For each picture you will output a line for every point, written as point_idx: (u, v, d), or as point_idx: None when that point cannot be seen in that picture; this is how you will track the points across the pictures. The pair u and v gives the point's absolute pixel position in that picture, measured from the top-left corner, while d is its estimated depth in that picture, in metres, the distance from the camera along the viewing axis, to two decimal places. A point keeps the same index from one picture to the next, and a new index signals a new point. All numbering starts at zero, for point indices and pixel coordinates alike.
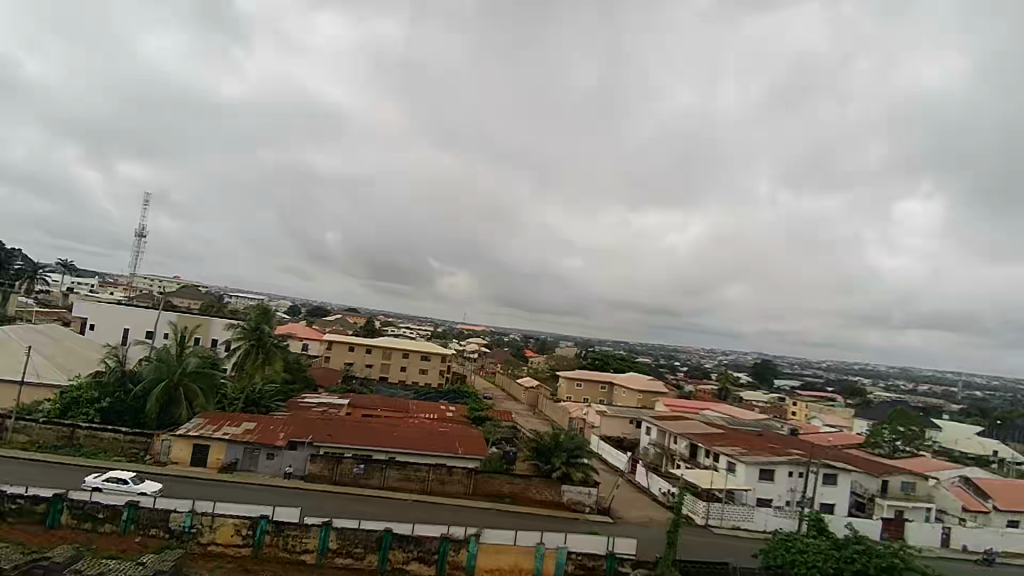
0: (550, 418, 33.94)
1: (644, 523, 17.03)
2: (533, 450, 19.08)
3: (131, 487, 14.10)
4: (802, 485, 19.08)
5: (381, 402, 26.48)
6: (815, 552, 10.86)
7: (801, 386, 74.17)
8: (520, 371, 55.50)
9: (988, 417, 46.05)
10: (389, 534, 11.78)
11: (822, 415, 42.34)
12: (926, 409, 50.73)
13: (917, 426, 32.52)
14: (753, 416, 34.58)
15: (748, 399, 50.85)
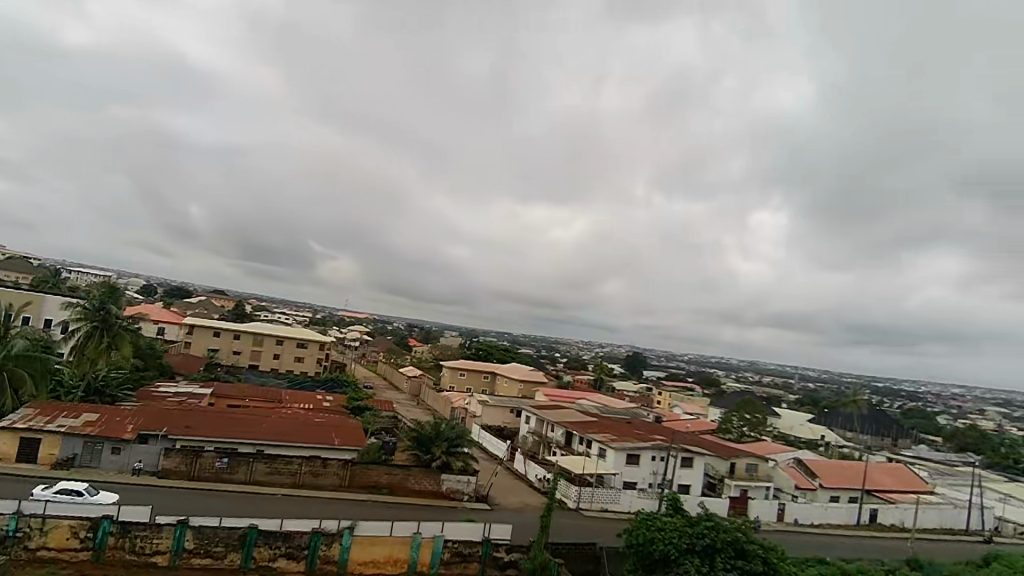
0: (432, 407, 33.79)
1: (519, 509, 17.53)
2: (413, 440, 18.87)
3: (86, 498, 12.66)
4: (663, 468, 20.69)
5: (249, 392, 24.84)
6: (671, 529, 10.78)
7: (667, 377, 80.06)
8: (403, 360, 54.64)
9: (818, 404, 52.60)
10: (254, 531, 11.11)
11: (684, 404, 46.05)
12: (769, 399, 56.89)
13: (761, 414, 36.37)
14: (624, 405, 36.77)
15: (620, 389, 53.99)
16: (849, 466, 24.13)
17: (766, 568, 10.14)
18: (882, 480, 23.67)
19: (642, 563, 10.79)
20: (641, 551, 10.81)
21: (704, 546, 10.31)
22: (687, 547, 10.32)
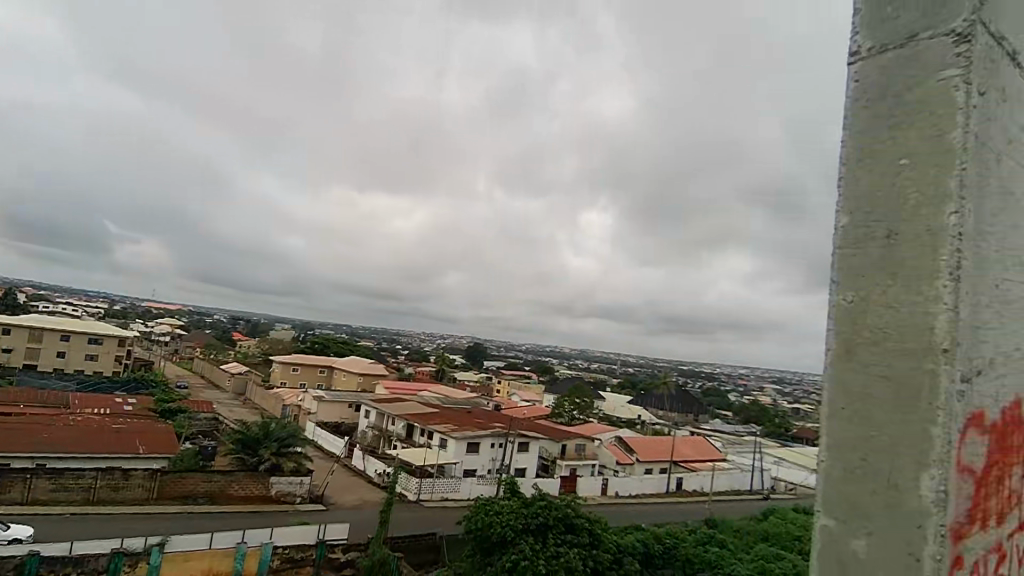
0: (260, 406, 31.33)
1: (357, 506, 16.98)
2: (236, 442, 17.34)
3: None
4: (501, 454, 21.40)
5: (24, 398, 20.87)
6: (508, 512, 11.22)
7: (505, 366, 83.15)
8: (226, 355, 49.88)
9: (636, 387, 58.32)
10: (36, 558, 9.41)
11: (520, 391, 48.14)
12: (596, 384, 61.80)
13: (588, 398, 39.32)
14: (464, 395, 37.46)
15: (460, 380, 54.87)
16: (661, 441, 27.11)
17: (592, 539, 10.99)
18: (686, 453, 26.96)
19: (480, 548, 11.03)
20: (480, 536, 11.04)
21: (538, 524, 10.89)
22: (523, 527, 10.79)
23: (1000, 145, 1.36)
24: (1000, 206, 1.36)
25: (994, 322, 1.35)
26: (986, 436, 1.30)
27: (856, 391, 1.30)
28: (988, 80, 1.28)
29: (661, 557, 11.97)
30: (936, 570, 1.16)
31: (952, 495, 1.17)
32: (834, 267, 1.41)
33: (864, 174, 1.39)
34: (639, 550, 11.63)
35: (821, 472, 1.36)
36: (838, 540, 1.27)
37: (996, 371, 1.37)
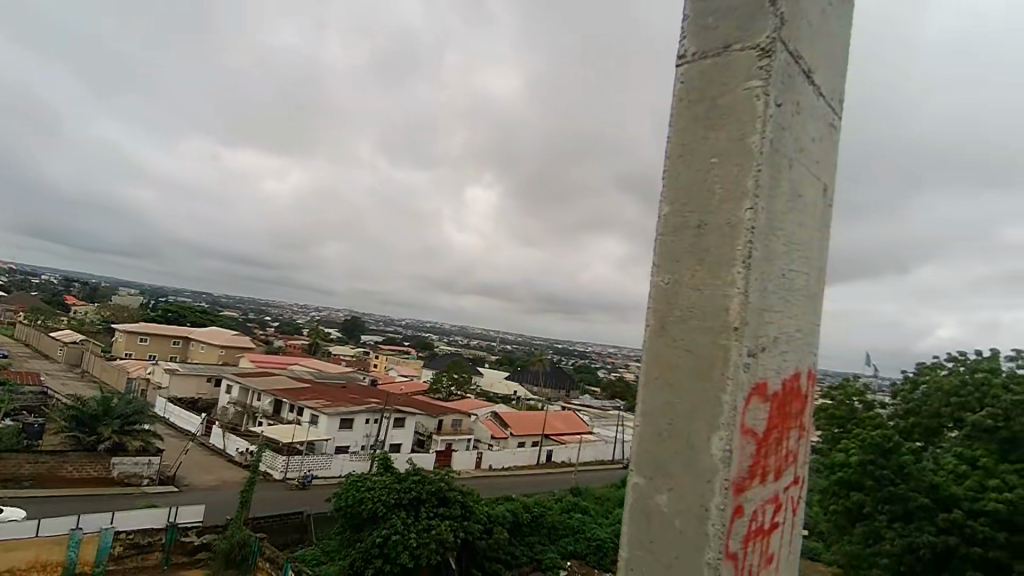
0: (100, 379, 28.08)
1: (215, 486, 15.92)
2: (69, 420, 15.37)
3: None
4: (376, 430, 21.10)
5: None
6: (380, 487, 11.13)
7: (384, 341, 81.61)
8: (58, 321, 43.93)
9: (513, 363, 60.09)
10: None
11: (398, 367, 47.57)
12: (474, 360, 62.69)
13: (466, 373, 39.84)
14: (339, 369, 36.34)
15: (335, 354, 53.00)
16: (533, 416, 28.14)
17: (464, 511, 11.20)
18: (557, 427, 28.26)
19: (349, 524, 10.82)
20: (350, 512, 10.82)
21: (411, 498, 10.91)
22: (395, 502, 10.73)
23: (792, 148, 1.66)
24: (788, 203, 1.67)
25: (780, 304, 1.67)
26: (767, 403, 1.61)
27: (666, 365, 1.59)
28: (782, 93, 1.58)
29: (530, 525, 12.51)
30: (717, 517, 1.45)
31: (734, 453, 1.46)
32: (656, 250, 1.69)
33: (686, 170, 1.66)
34: (508, 519, 12.03)
35: (637, 432, 1.64)
36: (646, 496, 1.58)
37: (780, 348, 1.68)
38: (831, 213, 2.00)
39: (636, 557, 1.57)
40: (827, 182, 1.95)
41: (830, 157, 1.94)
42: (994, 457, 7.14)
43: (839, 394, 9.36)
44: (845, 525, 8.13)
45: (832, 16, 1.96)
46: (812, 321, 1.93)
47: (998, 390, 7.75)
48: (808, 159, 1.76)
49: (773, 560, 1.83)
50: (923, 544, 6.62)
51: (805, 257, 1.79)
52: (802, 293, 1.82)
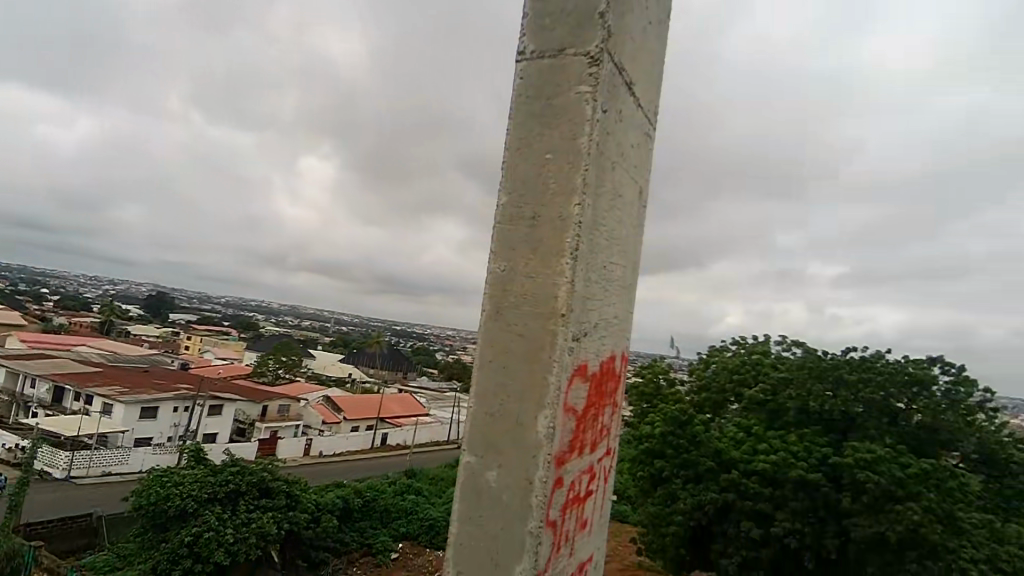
0: None
1: None
2: None
3: None
4: (187, 419, 19.03)
5: None
6: (191, 482, 10.10)
7: (200, 320, 73.71)
8: None
9: (349, 346, 58.04)
10: None
11: (216, 349, 43.32)
12: (306, 342, 59.37)
13: (296, 355, 37.58)
14: (142, 352, 32.08)
15: (137, 335, 46.65)
16: (368, 400, 27.50)
17: (288, 501, 10.61)
18: (392, 410, 27.92)
19: (152, 524, 9.65)
20: (152, 511, 9.63)
21: (228, 492, 10.09)
22: (208, 497, 9.83)
23: (615, 152, 1.83)
24: (611, 202, 1.85)
25: (601, 294, 1.85)
26: (587, 383, 1.78)
27: (498, 348, 1.67)
28: (608, 100, 1.73)
29: (360, 511, 12.26)
30: (541, 489, 1.57)
31: (556, 431, 1.59)
32: (494, 237, 1.75)
33: (521, 162, 1.74)
34: (338, 506, 11.68)
35: (469, 414, 1.71)
36: (477, 474, 1.66)
37: (598, 333, 1.85)
38: (644, 212, 2.24)
39: (466, 534, 1.65)
40: (642, 184, 2.19)
41: (643, 163, 2.17)
42: (762, 425, 8.59)
43: (648, 373, 10.45)
44: (649, 488, 9.19)
45: (650, 33, 2.18)
46: (626, 309, 2.17)
47: (768, 369, 9.41)
48: (627, 164, 1.96)
49: (585, 524, 2.04)
50: (709, 501, 7.72)
51: (621, 250, 2.00)
52: (619, 283, 2.03)
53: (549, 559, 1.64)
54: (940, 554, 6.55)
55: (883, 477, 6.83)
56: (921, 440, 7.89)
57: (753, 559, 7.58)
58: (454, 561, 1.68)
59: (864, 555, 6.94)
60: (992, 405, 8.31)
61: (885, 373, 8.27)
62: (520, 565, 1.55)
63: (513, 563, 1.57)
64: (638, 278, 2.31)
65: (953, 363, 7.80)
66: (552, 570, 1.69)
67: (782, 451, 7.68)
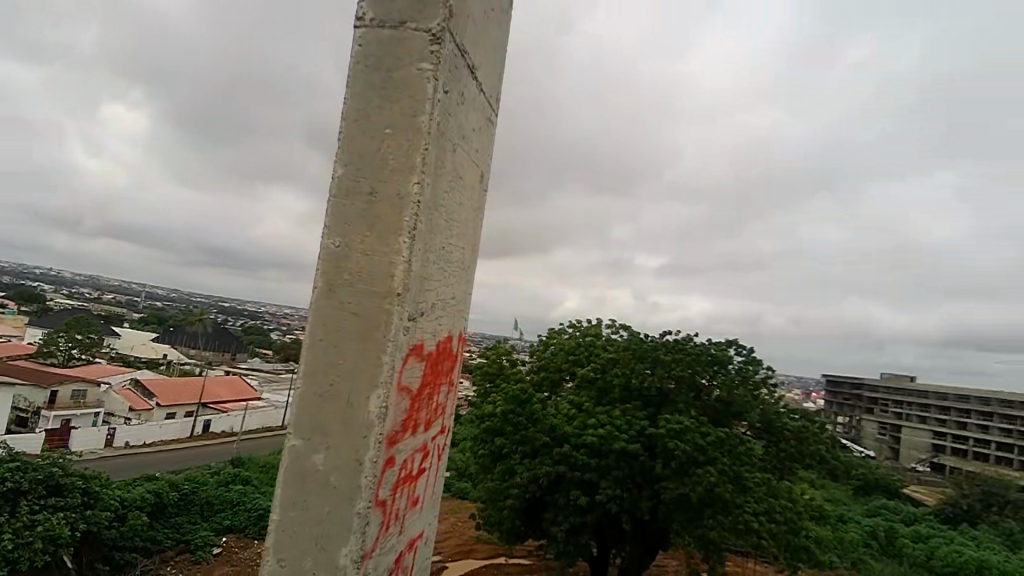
0: None
1: None
2: None
3: None
4: None
5: None
6: None
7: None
8: None
9: (164, 323, 51.76)
10: None
11: None
12: (109, 318, 51.77)
13: (96, 333, 32.69)
14: None
15: None
16: (188, 383, 24.90)
17: (86, 499, 9.27)
18: (217, 394, 25.59)
19: None
20: None
21: (5, 491, 8.53)
22: None
23: (454, 134, 2.00)
24: (449, 184, 2.02)
25: (437, 274, 2.02)
26: (421, 361, 1.95)
27: (331, 324, 1.75)
28: (448, 80, 1.87)
29: (176, 505, 11.12)
30: (371, 468, 1.70)
31: (388, 409, 1.73)
32: (328, 211, 1.81)
33: (359, 134, 1.81)
34: (149, 502, 10.48)
35: (298, 394, 1.77)
36: (303, 455, 1.74)
37: (434, 315, 2.02)
38: (483, 196, 2.44)
39: (288, 517, 1.73)
40: (481, 167, 2.38)
41: (484, 146, 2.36)
42: (592, 401, 9.31)
43: (492, 354, 10.77)
44: (488, 465, 9.55)
45: (493, 20, 2.34)
46: (462, 290, 2.37)
47: (599, 350, 10.22)
48: (467, 145, 2.14)
49: (417, 502, 2.20)
50: (542, 474, 8.21)
51: (459, 234, 2.18)
52: (455, 264, 2.22)
53: (377, 538, 1.79)
54: (730, 509, 7.63)
55: (688, 445, 7.80)
56: (720, 412, 9.09)
57: (579, 524, 8.22)
58: (273, 547, 1.75)
59: (671, 514, 7.84)
60: (773, 381, 9.82)
61: (693, 354, 9.42)
62: (346, 547, 1.67)
63: (337, 545, 1.68)
64: (473, 259, 2.52)
65: (745, 346, 9.10)
66: (379, 547, 1.83)
67: (608, 426, 8.42)
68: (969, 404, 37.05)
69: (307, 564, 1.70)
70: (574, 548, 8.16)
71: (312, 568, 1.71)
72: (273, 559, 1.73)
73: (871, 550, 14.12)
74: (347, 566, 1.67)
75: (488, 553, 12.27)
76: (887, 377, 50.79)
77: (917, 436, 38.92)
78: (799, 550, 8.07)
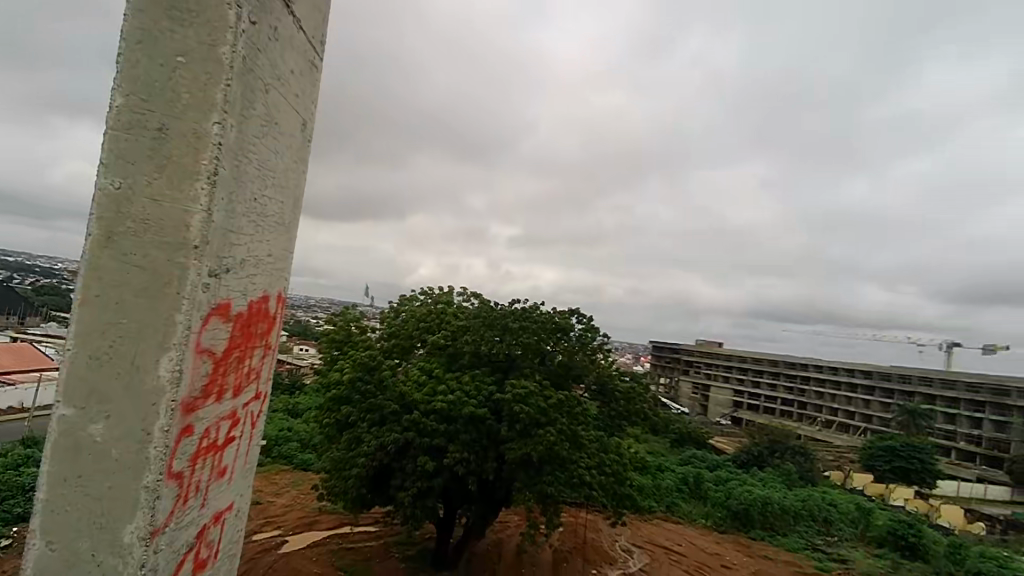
0: None
1: None
2: None
3: None
4: None
5: None
6: None
7: None
8: None
9: None
10: None
11: None
12: None
13: None
14: None
15: None
16: None
17: None
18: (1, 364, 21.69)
19: None
20: None
21: None
22: None
23: (266, 74, 2.02)
24: (262, 128, 2.04)
25: (247, 228, 2.03)
26: (227, 322, 1.97)
27: (108, 273, 1.73)
28: (255, 10, 1.89)
29: None
30: (162, 437, 1.71)
31: (182, 374, 1.74)
32: (105, 147, 1.77)
33: (146, 60, 1.79)
34: None
35: (70, 358, 1.72)
36: (75, 428, 1.71)
37: (242, 274, 2.04)
38: (304, 146, 2.46)
39: (57, 497, 1.70)
40: (303, 113, 2.40)
41: (305, 90, 2.38)
42: (442, 367, 9.43)
43: (340, 321, 10.36)
44: (334, 434, 9.30)
45: None
46: (282, 249, 2.38)
47: (450, 317, 10.35)
48: (283, 87, 2.16)
49: (227, 472, 2.18)
50: (389, 441, 8.18)
51: (275, 186, 2.20)
52: (273, 219, 2.23)
53: (171, 512, 1.79)
54: (566, 465, 8.21)
55: (531, 408, 8.24)
56: (560, 376, 9.72)
57: (426, 489, 8.22)
58: (44, 529, 1.71)
59: (514, 473, 8.23)
60: (608, 347, 10.60)
61: (539, 322, 9.87)
62: (132, 524, 1.67)
63: (123, 523, 1.67)
64: (298, 217, 2.54)
65: (585, 314, 9.73)
66: (177, 521, 1.84)
67: (458, 391, 8.61)
68: (762, 366, 43.83)
69: (83, 542, 1.69)
70: (421, 512, 8.12)
71: (89, 548, 1.69)
72: (41, 542, 1.69)
73: (683, 495, 16.18)
74: (134, 544, 1.67)
75: (333, 523, 12.00)
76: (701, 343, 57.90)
77: (722, 394, 45.26)
78: (624, 498, 8.95)
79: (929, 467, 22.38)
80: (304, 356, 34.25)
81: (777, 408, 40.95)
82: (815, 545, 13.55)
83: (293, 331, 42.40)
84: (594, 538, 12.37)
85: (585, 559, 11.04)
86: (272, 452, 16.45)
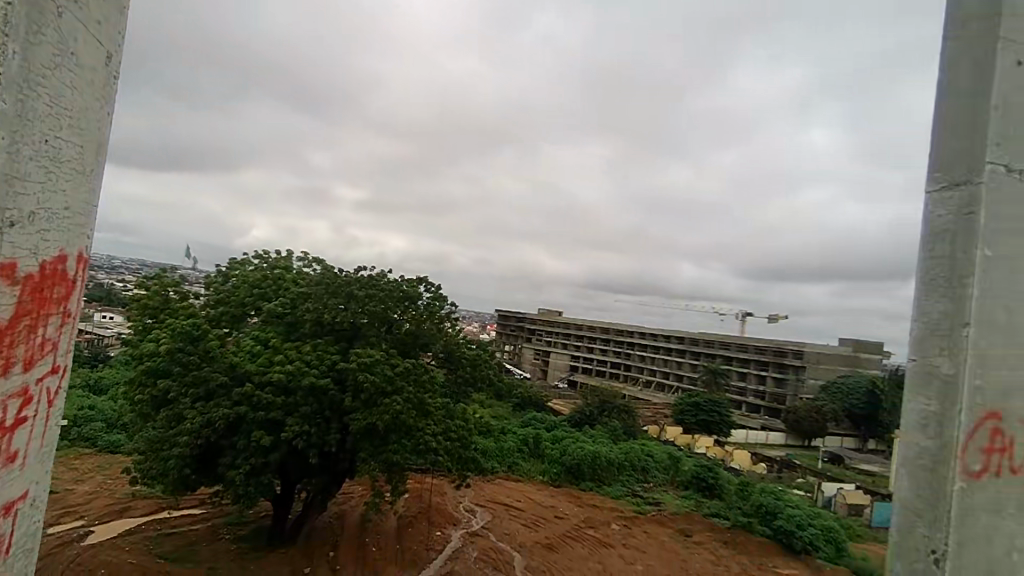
0: None
1: None
2: None
3: None
4: None
5: None
6: None
7: None
8: None
9: None
10: None
11: None
12: None
13: None
14: None
15: None
16: None
17: None
18: None
19: None
20: None
21: None
22: None
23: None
24: (53, 57, 1.71)
25: (36, 175, 1.72)
26: (14, 285, 1.68)
27: None
28: None
29: None
30: None
31: None
32: None
33: None
34: None
35: None
36: None
37: (34, 229, 1.75)
38: (109, 84, 2.12)
39: None
40: (108, 46, 2.06)
41: (110, 20, 2.04)
42: (279, 337, 8.90)
43: (154, 285, 9.20)
44: (149, 413, 8.36)
45: None
46: (85, 201, 2.06)
47: (289, 284, 9.72)
48: (83, 13, 1.84)
49: (16, 458, 1.87)
50: (218, 416, 7.56)
51: (74, 129, 1.88)
52: (72, 168, 1.91)
53: None
54: (412, 433, 8.26)
55: (377, 376, 8.11)
56: (407, 345, 9.67)
57: (261, 465, 7.76)
58: None
59: (358, 443, 8.09)
60: (456, 315, 10.72)
61: (386, 290, 9.67)
62: None
63: None
64: (103, 164, 2.20)
65: (433, 282, 9.73)
66: None
67: (297, 361, 8.17)
68: (595, 333, 47.48)
69: None
70: (255, 489, 7.64)
71: None
72: None
73: (523, 455, 17.17)
74: None
75: (149, 508, 10.85)
76: (542, 312, 61.04)
77: (560, 359, 48.40)
78: (468, 461, 9.25)
79: (725, 418, 26.16)
80: (108, 324, 29.95)
81: (606, 370, 44.85)
82: (635, 492, 15.25)
83: (93, 295, 36.72)
84: (439, 502, 12.69)
85: (429, 522, 11.31)
86: (69, 434, 14.32)
